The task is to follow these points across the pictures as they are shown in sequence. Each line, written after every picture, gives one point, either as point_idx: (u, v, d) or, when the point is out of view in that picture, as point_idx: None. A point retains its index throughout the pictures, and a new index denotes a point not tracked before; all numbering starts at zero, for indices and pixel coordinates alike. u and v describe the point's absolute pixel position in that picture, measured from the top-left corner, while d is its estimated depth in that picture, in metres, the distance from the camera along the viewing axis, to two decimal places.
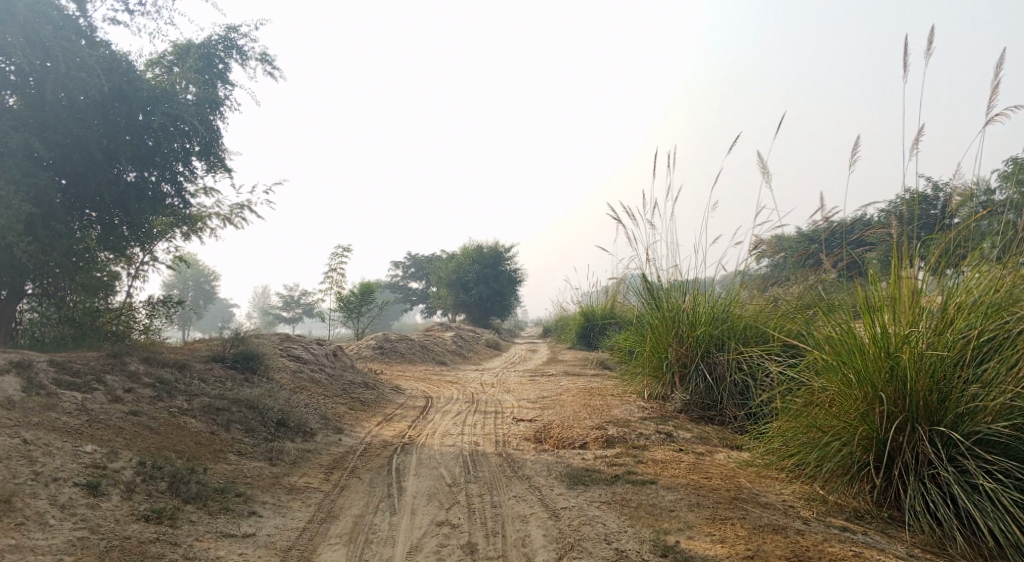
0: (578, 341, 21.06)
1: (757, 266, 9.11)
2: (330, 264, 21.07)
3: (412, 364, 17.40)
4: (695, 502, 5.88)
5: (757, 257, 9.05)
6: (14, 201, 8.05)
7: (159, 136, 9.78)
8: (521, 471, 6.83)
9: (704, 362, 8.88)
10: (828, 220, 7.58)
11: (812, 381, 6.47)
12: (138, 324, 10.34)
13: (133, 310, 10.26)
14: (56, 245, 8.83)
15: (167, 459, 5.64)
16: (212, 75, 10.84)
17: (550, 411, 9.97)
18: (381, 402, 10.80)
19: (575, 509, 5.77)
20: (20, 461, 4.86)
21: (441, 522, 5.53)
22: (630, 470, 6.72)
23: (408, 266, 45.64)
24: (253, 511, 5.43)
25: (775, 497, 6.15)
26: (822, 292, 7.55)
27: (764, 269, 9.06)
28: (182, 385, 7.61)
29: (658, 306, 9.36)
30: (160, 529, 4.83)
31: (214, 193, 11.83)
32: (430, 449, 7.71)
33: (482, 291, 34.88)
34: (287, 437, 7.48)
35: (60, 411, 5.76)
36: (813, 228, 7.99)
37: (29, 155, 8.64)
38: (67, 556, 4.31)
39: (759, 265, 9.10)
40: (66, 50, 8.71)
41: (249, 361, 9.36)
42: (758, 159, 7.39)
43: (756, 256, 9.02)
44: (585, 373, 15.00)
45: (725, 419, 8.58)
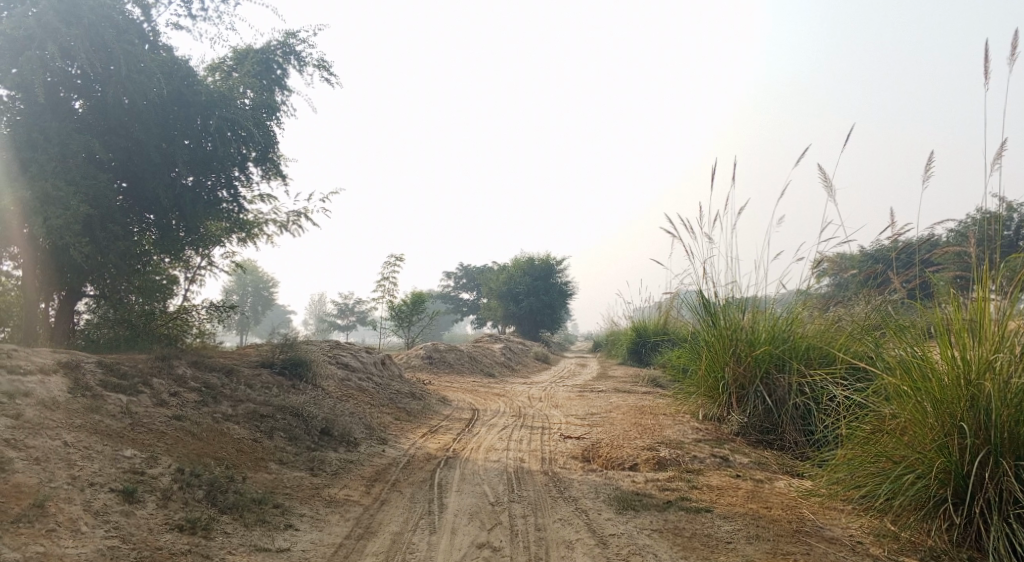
0: (630, 357, 20.53)
1: (817, 284, 8.62)
2: (382, 272, 21.13)
3: (460, 375, 17.22)
4: (754, 534, 5.45)
5: (819, 273, 8.54)
6: (73, 202, 8.21)
7: (217, 140, 9.88)
8: (567, 492, 6.52)
9: (763, 384, 8.39)
10: (898, 238, 7.08)
11: (882, 407, 5.96)
12: (194, 326, 10.30)
13: (190, 313, 10.25)
14: (113, 247, 8.97)
15: (206, 467, 5.56)
16: (270, 82, 10.96)
17: (599, 428, 9.63)
18: (427, 413, 10.63)
19: (624, 537, 5.43)
20: (58, 464, 4.82)
21: (481, 544, 5.27)
22: (684, 496, 6.33)
23: (460, 276, 45.77)
24: (290, 524, 5.28)
25: (841, 532, 5.65)
26: (894, 312, 7.02)
27: (824, 288, 8.56)
28: (228, 390, 7.58)
29: (714, 323, 8.92)
30: (193, 540, 4.72)
31: (271, 200, 11.94)
32: (473, 464, 7.47)
33: (532, 303, 34.61)
34: (330, 446, 7.35)
35: (104, 413, 5.74)
36: (883, 244, 7.48)
37: (91, 158, 8.84)
38: None
39: (822, 282, 8.58)
40: (128, 55, 8.92)
41: (297, 367, 9.30)
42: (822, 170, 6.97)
43: (818, 275, 8.55)
44: (637, 390, 14.58)
45: (785, 444, 8.08)
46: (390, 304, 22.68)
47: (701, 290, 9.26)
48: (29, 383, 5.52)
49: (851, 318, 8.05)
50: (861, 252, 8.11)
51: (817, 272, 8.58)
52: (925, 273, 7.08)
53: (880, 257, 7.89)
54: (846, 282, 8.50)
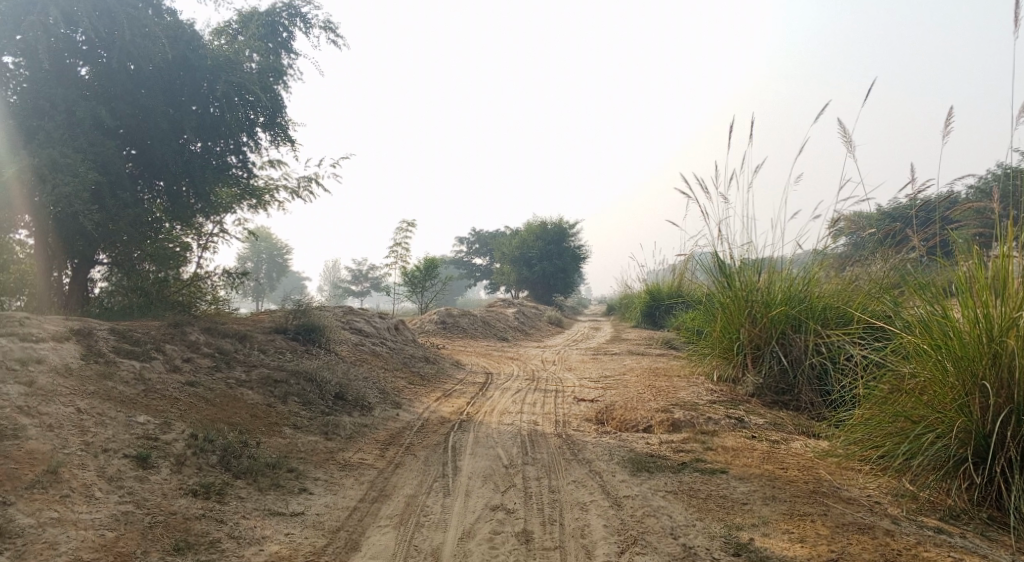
0: (643, 320, 20.42)
1: (833, 243, 8.44)
2: (394, 238, 21.07)
3: (474, 340, 17.24)
4: (770, 495, 5.40)
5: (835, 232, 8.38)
6: (81, 169, 8.15)
7: (223, 106, 9.73)
8: (581, 454, 6.49)
9: (779, 344, 8.28)
10: (917, 195, 6.90)
11: (900, 367, 5.86)
12: (207, 293, 10.33)
13: (203, 280, 10.26)
14: (123, 214, 8.93)
15: (220, 432, 5.57)
16: (276, 45, 10.76)
17: (612, 391, 9.60)
18: (441, 377, 10.65)
19: (639, 498, 5.40)
20: (71, 431, 4.83)
21: (495, 506, 5.26)
22: (699, 458, 6.28)
23: (472, 242, 45.64)
24: (304, 488, 5.29)
25: (859, 492, 5.56)
26: (914, 271, 6.87)
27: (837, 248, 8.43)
28: (241, 356, 7.59)
29: (729, 285, 8.78)
30: (207, 505, 4.74)
31: (281, 165, 11.84)
32: (487, 427, 7.46)
33: (546, 268, 34.52)
34: (344, 410, 7.36)
35: (117, 379, 5.75)
36: (903, 201, 7.29)
37: (98, 125, 8.74)
38: (110, 531, 4.24)
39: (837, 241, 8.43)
40: (131, 18, 8.84)
41: (311, 333, 9.30)
42: (840, 125, 6.77)
43: (833, 234, 8.38)
44: (651, 352, 14.54)
45: (801, 405, 7.99)
46: (403, 270, 22.69)
47: (716, 251, 9.11)
48: (41, 350, 5.53)
49: (869, 277, 7.90)
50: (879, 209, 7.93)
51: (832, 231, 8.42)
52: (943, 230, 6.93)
53: (899, 215, 7.71)
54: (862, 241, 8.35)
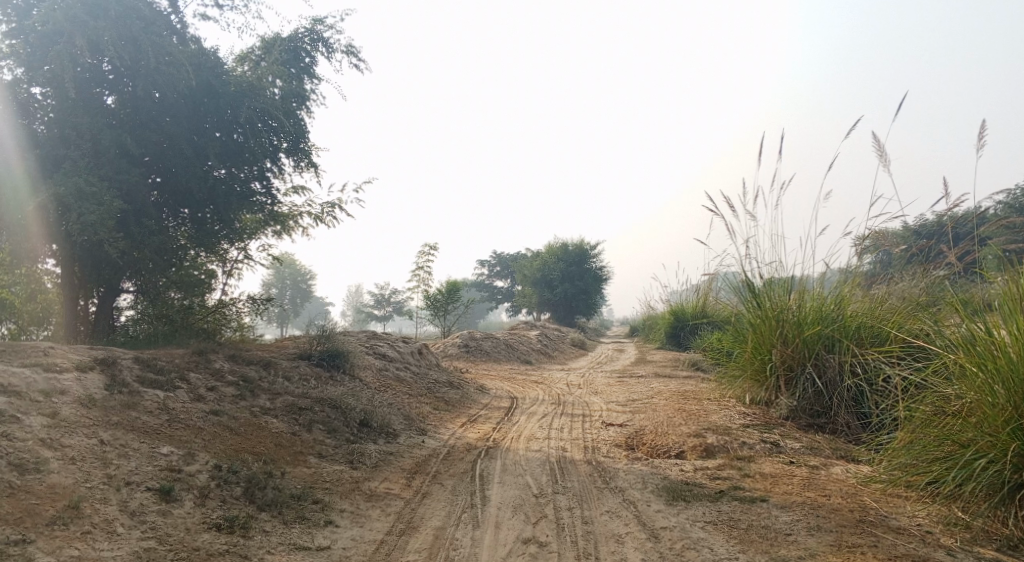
0: (668, 342, 20.12)
1: (861, 261, 8.21)
2: (416, 262, 21.05)
3: (497, 363, 17.07)
4: (815, 525, 5.14)
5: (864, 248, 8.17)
6: (107, 198, 8.19)
7: (247, 132, 9.81)
8: (613, 482, 6.28)
9: (812, 365, 7.99)
10: (952, 209, 6.70)
11: (945, 388, 5.61)
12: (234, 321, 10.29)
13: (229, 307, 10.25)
14: (149, 242, 8.97)
15: (244, 463, 5.47)
16: (299, 70, 10.84)
17: (642, 415, 9.36)
18: (466, 402, 10.49)
19: (677, 530, 5.17)
20: (94, 464, 4.75)
21: (527, 539, 5.07)
22: (737, 485, 6.04)
23: (494, 265, 45.61)
24: (330, 520, 5.14)
25: (908, 521, 5.26)
26: (953, 287, 6.63)
27: (864, 265, 8.22)
28: (265, 384, 7.50)
29: (758, 305, 8.54)
30: (231, 539, 4.61)
31: (305, 191, 11.87)
32: (515, 454, 7.28)
33: (567, 289, 34.34)
34: (369, 438, 7.23)
35: (141, 409, 5.68)
36: (937, 215, 7.08)
37: (125, 153, 8.84)
38: None
39: (866, 258, 8.22)
40: (155, 46, 8.89)
41: (335, 358, 9.20)
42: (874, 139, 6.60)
43: (861, 251, 8.17)
44: (677, 374, 14.27)
45: (837, 428, 7.69)
46: (425, 293, 22.66)
47: (743, 270, 8.90)
48: (65, 381, 5.48)
49: (905, 294, 7.66)
50: (912, 224, 7.71)
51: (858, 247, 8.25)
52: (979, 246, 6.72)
53: (934, 229, 7.50)
54: (892, 257, 8.13)
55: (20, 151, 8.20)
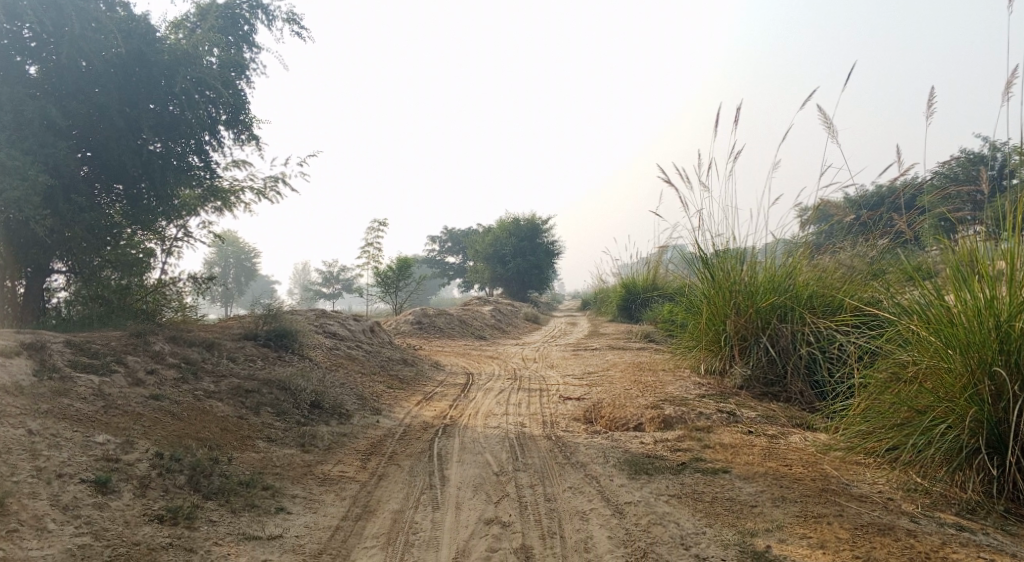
0: (620, 315, 20.21)
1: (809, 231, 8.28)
2: (366, 238, 20.64)
3: (451, 339, 16.87)
4: (779, 496, 5.15)
5: (812, 217, 8.23)
6: (31, 171, 7.62)
7: (183, 103, 9.26)
8: (574, 457, 6.19)
9: (766, 335, 8.03)
10: (901, 178, 6.76)
11: (899, 354, 5.67)
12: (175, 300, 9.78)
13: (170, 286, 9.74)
14: (78, 219, 8.40)
15: (188, 450, 5.16)
16: (236, 38, 10.28)
17: (598, 388, 9.32)
18: (420, 380, 10.27)
19: (642, 505, 5.11)
20: (21, 456, 4.39)
21: (490, 520, 4.93)
22: (698, 457, 6.03)
23: (445, 240, 45.15)
24: (282, 507, 4.91)
25: (869, 488, 5.32)
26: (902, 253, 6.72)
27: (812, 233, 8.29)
28: (209, 366, 7.14)
29: (712, 277, 8.52)
30: (175, 531, 4.33)
31: (246, 165, 11.34)
32: (473, 431, 7.13)
33: (519, 264, 34.20)
34: (321, 420, 6.97)
35: (74, 396, 5.30)
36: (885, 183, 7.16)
37: (50, 124, 8.22)
38: None
39: (814, 227, 8.29)
40: (80, 11, 8.33)
41: (283, 338, 8.85)
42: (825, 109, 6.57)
43: (809, 221, 8.23)
44: (631, 347, 14.34)
45: (791, 396, 7.77)
46: (375, 270, 22.22)
47: (696, 242, 8.86)
48: None
49: (855, 263, 7.77)
50: (860, 193, 7.81)
51: (806, 216, 8.30)
52: (924, 213, 6.84)
53: (881, 197, 7.61)
54: (838, 226, 8.24)
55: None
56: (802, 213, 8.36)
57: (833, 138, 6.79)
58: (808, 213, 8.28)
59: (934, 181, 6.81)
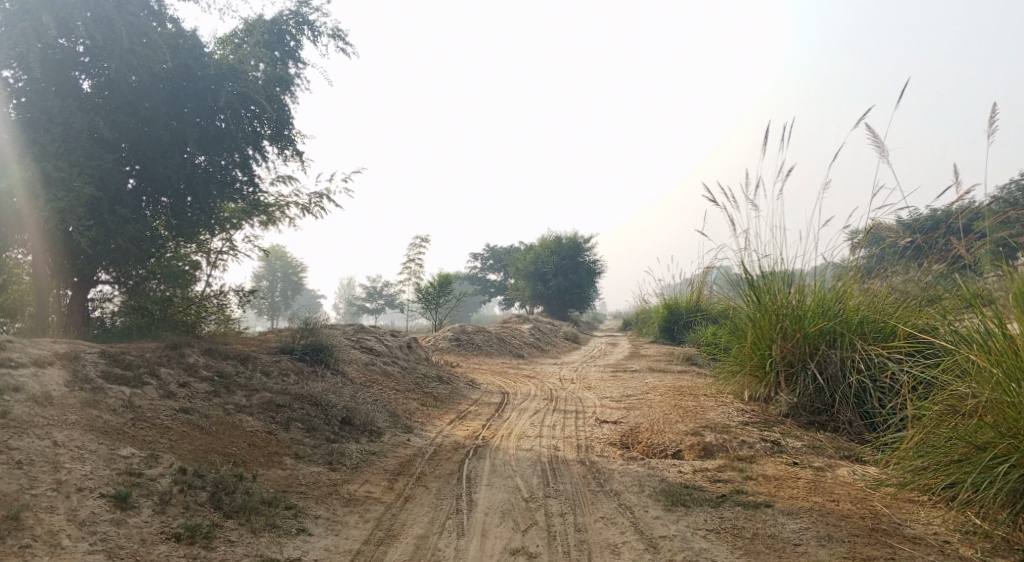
0: (662, 336, 19.76)
1: (860, 254, 7.90)
2: (407, 254, 20.72)
3: (489, 357, 16.70)
4: (825, 535, 4.81)
5: (864, 240, 7.84)
6: (75, 182, 7.80)
7: (229, 117, 9.42)
8: (608, 485, 5.93)
9: (814, 361, 7.64)
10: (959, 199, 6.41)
11: (959, 386, 5.32)
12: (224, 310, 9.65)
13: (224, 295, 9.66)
14: (121, 230, 8.52)
15: (212, 466, 5.09)
16: (283, 54, 10.41)
17: (636, 412, 9.02)
18: (455, 398, 10.12)
19: (677, 540, 4.83)
20: (43, 468, 4.37)
21: (516, 550, 4.72)
22: (739, 488, 5.71)
23: (487, 257, 45.20)
24: (303, 528, 4.79)
25: (924, 529, 4.92)
26: (959, 279, 6.34)
27: (862, 256, 7.89)
28: (242, 379, 7.10)
29: (759, 299, 8.18)
30: (191, 551, 4.25)
31: (290, 180, 11.45)
32: (505, 454, 6.92)
33: (560, 283, 33.96)
34: (351, 437, 6.86)
35: (104, 407, 5.30)
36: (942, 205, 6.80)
37: (97, 137, 8.42)
38: None
39: (865, 250, 7.90)
40: (131, 26, 8.51)
41: (319, 353, 8.80)
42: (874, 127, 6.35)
43: (860, 243, 7.86)
44: (673, 369, 13.96)
45: (839, 426, 7.34)
46: (416, 286, 22.27)
47: (742, 263, 8.55)
48: (20, 377, 5.08)
49: (909, 288, 7.37)
50: (915, 215, 7.44)
51: (857, 239, 7.91)
52: (982, 239, 6.44)
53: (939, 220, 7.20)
54: (890, 250, 7.85)
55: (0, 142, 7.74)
56: (853, 236, 7.98)
57: (884, 157, 6.53)
58: (859, 236, 7.89)
59: (995, 203, 6.42)
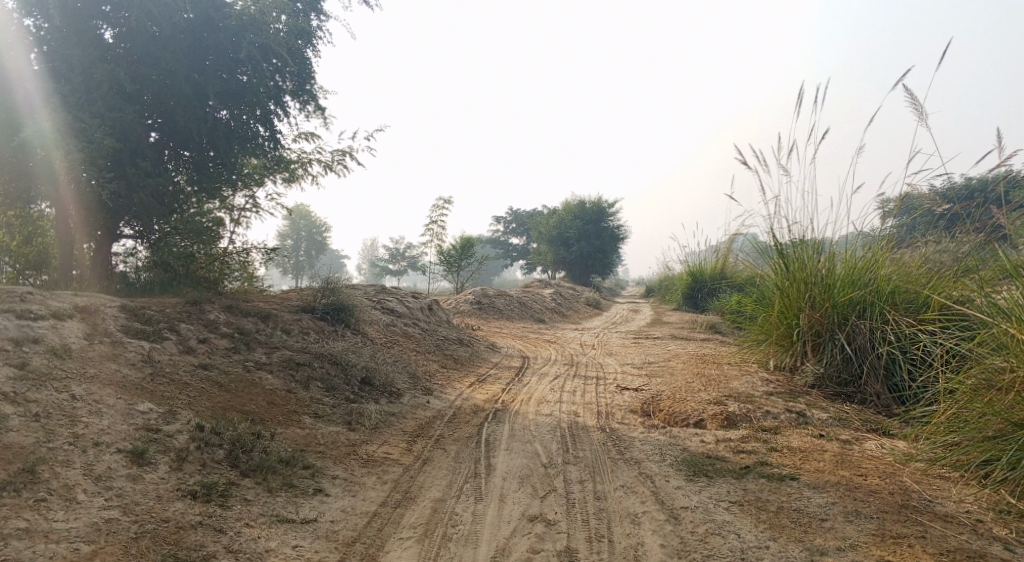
0: (685, 304, 19.46)
1: (894, 222, 7.60)
2: (430, 216, 20.58)
3: (510, 321, 16.60)
4: (853, 511, 4.67)
5: (896, 209, 7.54)
6: (96, 135, 7.72)
7: (251, 71, 9.26)
8: (628, 452, 5.82)
9: (842, 332, 7.40)
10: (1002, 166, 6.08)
11: (993, 358, 5.12)
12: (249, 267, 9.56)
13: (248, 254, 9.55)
14: (142, 185, 8.45)
15: (230, 423, 5.06)
16: (305, 5, 10.17)
17: (658, 379, 8.87)
18: (475, 362, 10.06)
19: (699, 511, 4.73)
20: (60, 421, 4.36)
21: (534, 516, 4.65)
22: (763, 460, 5.57)
23: (510, 221, 44.94)
24: (320, 488, 4.76)
25: (955, 507, 4.75)
26: (998, 249, 6.05)
27: (894, 226, 7.58)
28: (263, 337, 7.07)
29: (787, 268, 7.94)
30: (207, 509, 4.24)
31: (313, 137, 11.31)
32: (524, 418, 6.84)
33: (583, 248, 33.65)
34: (371, 398, 6.81)
35: (123, 362, 5.28)
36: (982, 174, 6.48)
37: (118, 89, 8.33)
38: (86, 545, 3.75)
39: (897, 219, 7.59)
40: None
41: (340, 313, 8.74)
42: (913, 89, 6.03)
43: (892, 212, 7.56)
44: (696, 337, 13.76)
45: (866, 398, 7.13)
46: (439, 248, 22.17)
47: (771, 230, 8.28)
48: (39, 329, 5.07)
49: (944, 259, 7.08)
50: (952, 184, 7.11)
51: (888, 208, 7.60)
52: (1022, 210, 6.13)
53: (978, 187, 6.86)
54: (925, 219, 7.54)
55: (26, 92, 7.71)
56: (884, 205, 7.67)
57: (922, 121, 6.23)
58: (891, 205, 7.59)
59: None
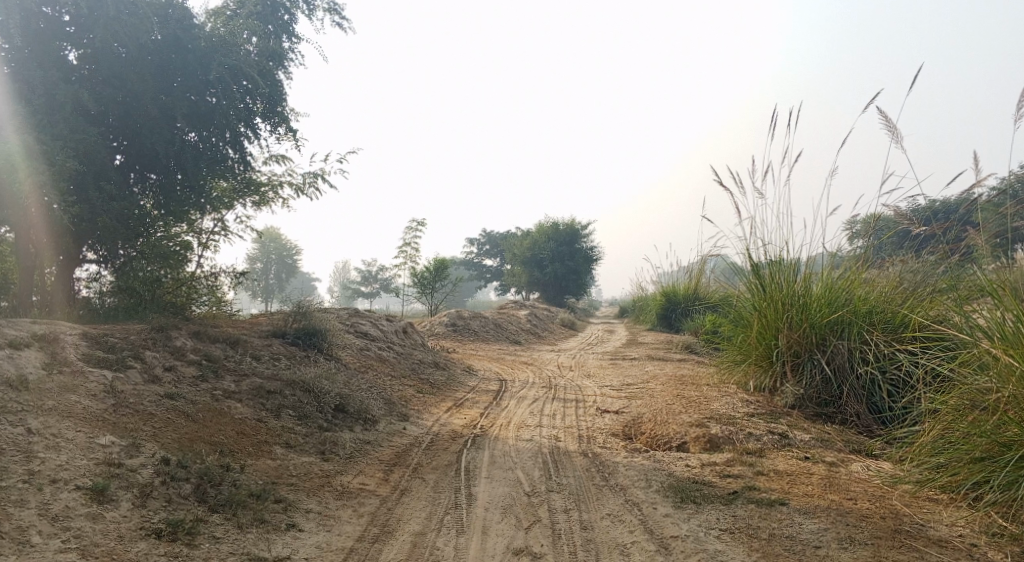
0: (659, 324, 19.44)
1: (866, 243, 7.65)
2: (403, 239, 20.40)
3: (485, 344, 16.41)
4: (846, 537, 4.57)
5: (866, 230, 7.61)
6: (60, 156, 7.45)
7: (221, 92, 9.07)
8: (613, 479, 5.67)
9: (821, 352, 7.36)
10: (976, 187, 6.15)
11: (976, 378, 5.09)
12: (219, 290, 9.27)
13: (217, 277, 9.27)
14: (106, 208, 8.15)
15: (197, 456, 4.82)
16: (277, 27, 10.05)
17: (638, 401, 8.75)
18: (452, 386, 9.85)
19: (689, 540, 4.59)
20: (14, 458, 4.09)
21: (519, 550, 4.46)
22: (750, 484, 5.46)
23: (483, 243, 44.86)
24: (293, 523, 4.53)
25: (947, 530, 4.68)
26: (974, 269, 6.08)
27: (864, 246, 7.64)
28: (232, 364, 6.81)
29: (764, 288, 7.90)
30: (173, 549, 3.99)
31: (284, 159, 11.11)
32: (504, 444, 6.66)
33: (556, 269, 33.66)
34: (345, 425, 6.58)
35: (83, 392, 5.00)
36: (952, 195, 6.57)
37: (82, 110, 8.08)
38: None
39: (866, 240, 7.65)
40: None
41: (312, 337, 8.50)
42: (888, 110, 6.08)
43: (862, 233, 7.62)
44: (672, 358, 13.70)
45: (846, 419, 7.08)
46: (412, 271, 21.95)
47: (747, 251, 8.26)
48: None
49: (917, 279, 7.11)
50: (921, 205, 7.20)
51: (857, 230, 7.67)
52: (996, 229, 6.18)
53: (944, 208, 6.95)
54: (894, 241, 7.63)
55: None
56: (852, 226, 7.75)
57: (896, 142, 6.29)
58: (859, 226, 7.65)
59: (1006, 191, 6.20)
